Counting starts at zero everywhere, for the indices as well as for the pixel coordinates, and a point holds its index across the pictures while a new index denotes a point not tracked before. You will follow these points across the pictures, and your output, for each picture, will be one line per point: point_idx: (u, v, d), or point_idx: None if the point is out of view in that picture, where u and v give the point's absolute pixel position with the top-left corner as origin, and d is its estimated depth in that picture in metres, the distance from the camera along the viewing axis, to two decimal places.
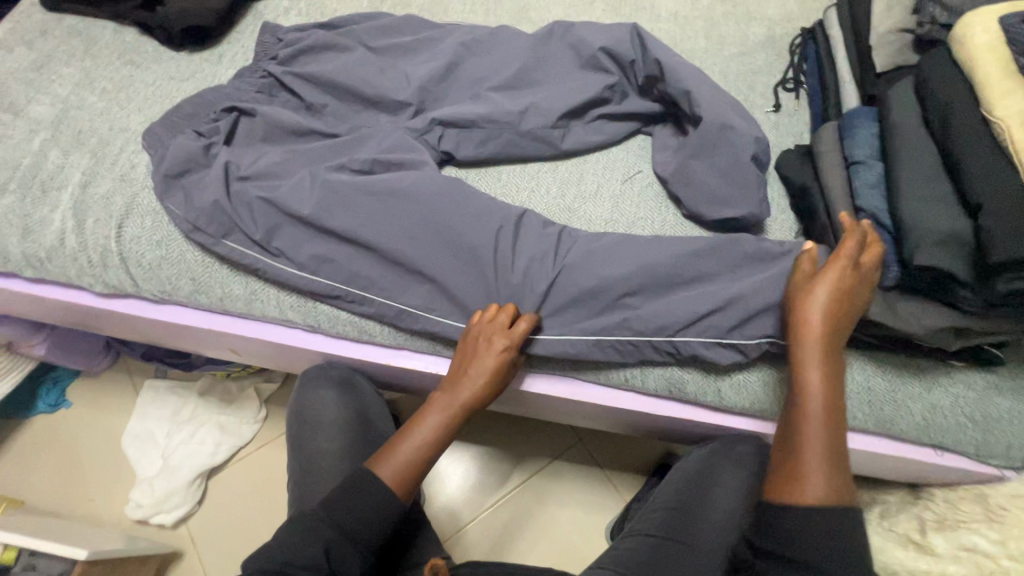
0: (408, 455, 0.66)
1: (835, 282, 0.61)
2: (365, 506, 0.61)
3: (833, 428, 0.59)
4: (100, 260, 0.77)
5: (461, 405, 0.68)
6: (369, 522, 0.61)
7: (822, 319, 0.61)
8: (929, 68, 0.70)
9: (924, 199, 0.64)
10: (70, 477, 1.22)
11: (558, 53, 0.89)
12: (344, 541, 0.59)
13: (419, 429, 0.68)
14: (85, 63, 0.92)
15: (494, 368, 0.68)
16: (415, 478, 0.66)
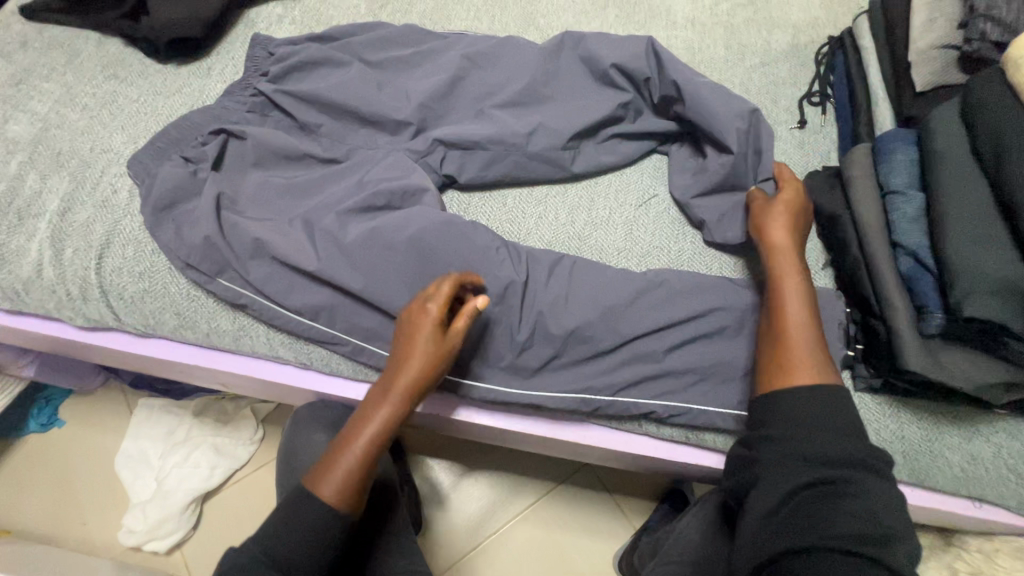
0: (345, 461, 0.60)
1: (788, 205, 0.68)
2: (308, 549, 0.57)
3: (813, 316, 0.61)
4: (79, 293, 0.73)
5: (396, 395, 0.62)
6: (312, 547, 0.57)
7: (787, 235, 0.65)
8: (979, 91, 0.64)
9: (974, 240, 0.58)
10: (62, 499, 1.18)
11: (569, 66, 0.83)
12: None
13: (358, 428, 0.62)
14: (66, 77, 0.87)
15: (423, 342, 0.62)
16: (354, 485, 0.60)
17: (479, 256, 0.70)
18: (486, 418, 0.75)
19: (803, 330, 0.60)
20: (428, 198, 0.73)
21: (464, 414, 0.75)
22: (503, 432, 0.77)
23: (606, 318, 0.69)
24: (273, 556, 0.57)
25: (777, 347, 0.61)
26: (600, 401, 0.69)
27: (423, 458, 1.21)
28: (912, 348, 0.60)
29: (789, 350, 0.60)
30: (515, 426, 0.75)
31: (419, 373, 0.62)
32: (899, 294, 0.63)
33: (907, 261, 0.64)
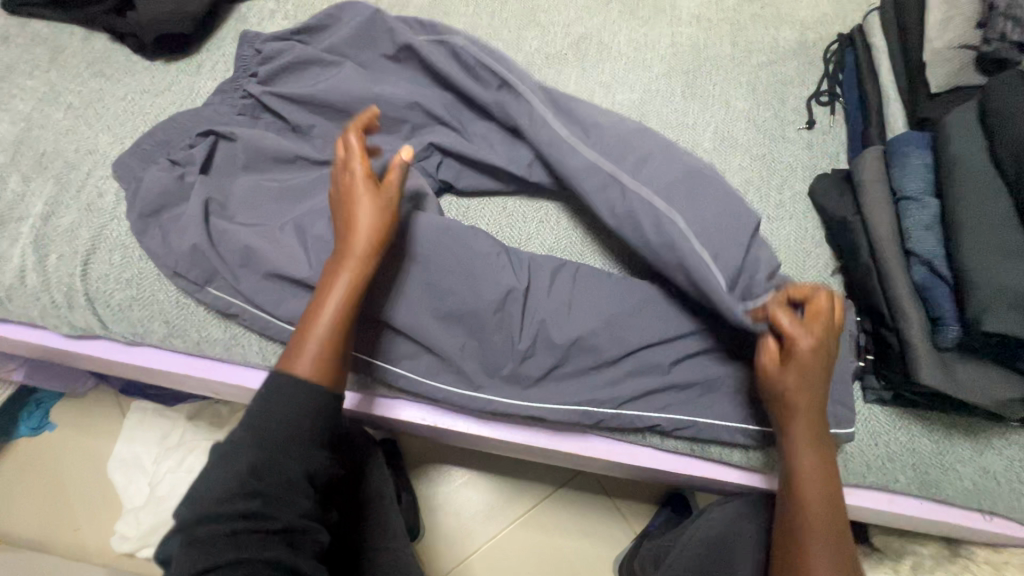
0: (312, 344, 0.57)
1: (806, 374, 0.57)
2: (294, 418, 0.54)
3: (832, 497, 0.58)
4: (64, 301, 0.70)
5: (348, 256, 0.59)
6: (301, 421, 0.54)
7: (804, 411, 0.58)
8: (1000, 95, 0.62)
9: (992, 251, 0.57)
10: (54, 504, 1.16)
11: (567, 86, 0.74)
12: (286, 473, 0.53)
13: (318, 307, 0.59)
14: (50, 75, 0.84)
15: (359, 194, 0.60)
16: (330, 361, 0.58)
17: (480, 262, 0.68)
18: (486, 429, 0.73)
19: (822, 521, 0.57)
20: (427, 203, 0.72)
21: (464, 425, 0.73)
22: (504, 443, 0.76)
23: (610, 328, 0.67)
24: (262, 441, 0.53)
25: (792, 531, 0.58)
26: (603, 415, 0.67)
27: (422, 462, 1.19)
28: (926, 361, 0.58)
29: (805, 539, 0.57)
30: (515, 437, 0.73)
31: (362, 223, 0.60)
32: (913, 304, 0.61)
33: (921, 271, 0.62)
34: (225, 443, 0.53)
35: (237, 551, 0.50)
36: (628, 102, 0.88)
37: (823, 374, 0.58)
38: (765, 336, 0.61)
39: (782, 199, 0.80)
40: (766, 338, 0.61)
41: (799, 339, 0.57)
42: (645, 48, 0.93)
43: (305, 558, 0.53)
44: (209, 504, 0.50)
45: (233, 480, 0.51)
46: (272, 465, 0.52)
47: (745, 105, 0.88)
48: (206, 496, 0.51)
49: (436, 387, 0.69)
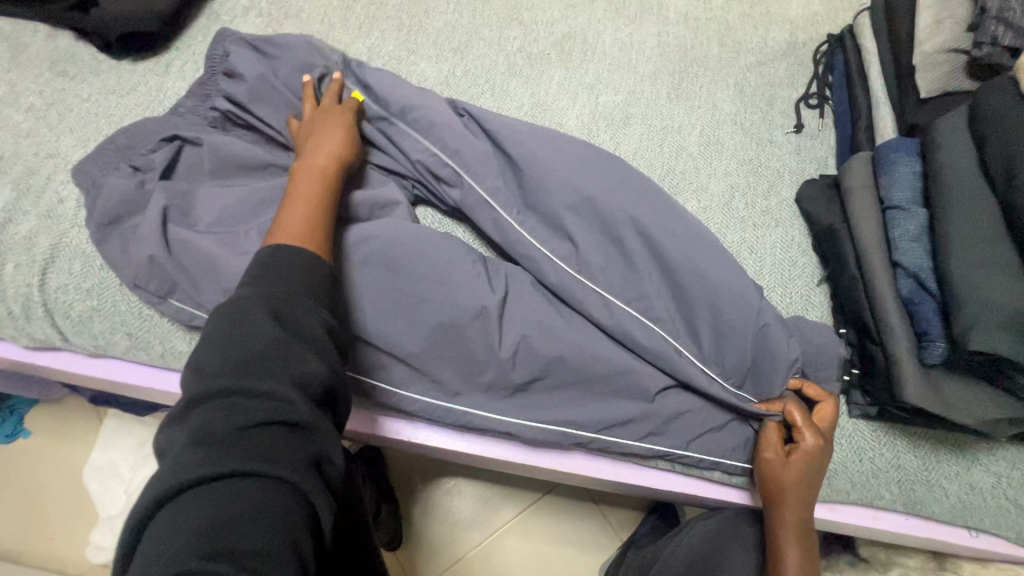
0: (303, 216, 0.55)
1: (801, 462, 0.60)
2: (301, 283, 0.49)
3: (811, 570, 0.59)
4: (22, 312, 0.68)
5: (339, 157, 0.63)
6: (316, 291, 0.49)
7: (795, 505, 0.60)
8: (991, 102, 0.60)
9: (980, 266, 0.55)
10: (29, 513, 1.14)
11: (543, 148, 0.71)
12: (301, 350, 0.44)
13: (300, 194, 0.58)
14: (12, 74, 0.81)
15: (345, 118, 0.68)
16: (325, 233, 0.56)
17: (453, 273, 0.65)
18: (460, 443, 0.71)
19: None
20: (399, 212, 0.70)
21: (438, 439, 0.71)
22: (480, 457, 0.74)
23: (588, 342, 0.65)
24: (280, 296, 0.47)
25: None
26: (581, 433, 0.65)
27: (405, 469, 1.17)
28: (911, 378, 0.57)
29: None
30: (490, 452, 0.71)
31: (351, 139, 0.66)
32: (898, 319, 0.59)
33: (908, 284, 0.60)
34: (227, 318, 0.45)
35: (241, 451, 0.38)
36: (612, 105, 0.86)
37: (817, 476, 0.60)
38: (767, 428, 0.64)
39: (768, 205, 0.78)
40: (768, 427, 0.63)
41: (801, 429, 0.61)
42: (630, 47, 0.90)
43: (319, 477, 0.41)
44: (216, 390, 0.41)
45: (254, 346, 0.43)
46: (297, 340, 0.45)
47: (733, 108, 0.85)
48: (208, 385, 0.42)
49: (409, 400, 0.67)
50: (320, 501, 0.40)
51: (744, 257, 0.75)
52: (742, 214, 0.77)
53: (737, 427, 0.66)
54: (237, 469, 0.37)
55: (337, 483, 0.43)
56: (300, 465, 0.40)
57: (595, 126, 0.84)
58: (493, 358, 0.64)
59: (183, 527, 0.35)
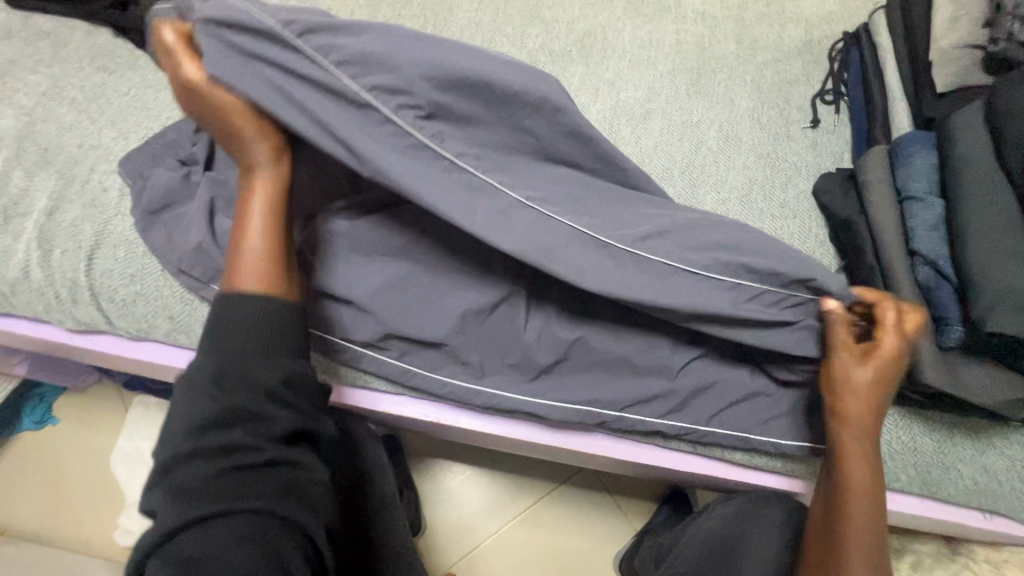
0: (256, 268, 0.55)
1: (877, 368, 0.57)
2: (251, 332, 0.51)
3: (877, 477, 0.59)
4: (70, 296, 0.71)
5: (260, 167, 0.55)
6: (269, 342, 0.52)
7: (863, 406, 0.58)
8: (1008, 96, 0.62)
9: (996, 252, 0.57)
10: (56, 499, 1.17)
11: (432, 75, 0.50)
12: (252, 396, 0.49)
13: (247, 234, 0.56)
14: (53, 69, 0.83)
15: (216, 98, 0.51)
16: (279, 273, 0.56)
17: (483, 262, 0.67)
18: (488, 425, 0.74)
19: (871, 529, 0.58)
20: None
21: (467, 421, 0.73)
22: (508, 439, 0.76)
23: (616, 328, 0.67)
24: (235, 356, 0.50)
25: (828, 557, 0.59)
26: (606, 415, 0.68)
27: (422, 456, 1.20)
28: (929, 361, 0.59)
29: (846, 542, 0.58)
30: (516, 433, 0.73)
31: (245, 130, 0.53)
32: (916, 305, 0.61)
33: (925, 271, 0.62)
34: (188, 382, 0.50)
35: (208, 502, 0.46)
36: (633, 101, 0.88)
37: (893, 372, 0.57)
38: (834, 326, 0.59)
39: (786, 198, 0.80)
40: (836, 323, 0.58)
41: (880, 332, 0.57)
42: (649, 45, 0.93)
43: (296, 501, 0.49)
44: (178, 450, 0.47)
45: (212, 406, 0.48)
46: (252, 397, 0.49)
47: (750, 104, 0.88)
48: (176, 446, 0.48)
49: (441, 381, 0.70)
50: (302, 518, 0.48)
51: None
52: (760, 206, 0.80)
53: (758, 408, 0.68)
54: (211, 513, 0.45)
55: (320, 497, 0.51)
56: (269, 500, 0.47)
57: (616, 120, 0.86)
58: (523, 342, 0.66)
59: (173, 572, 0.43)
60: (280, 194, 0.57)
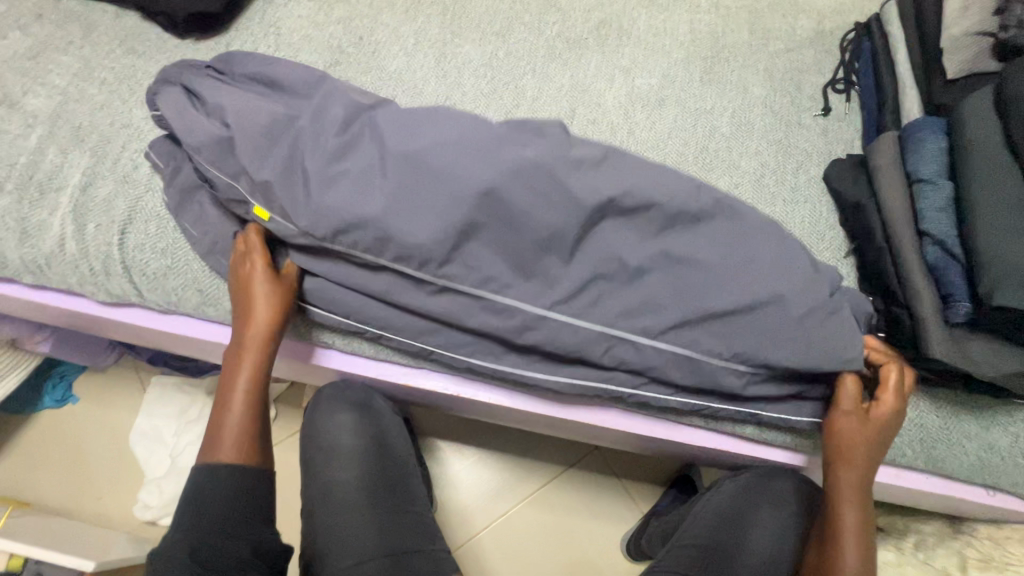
0: (232, 430, 0.65)
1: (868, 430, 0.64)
2: (233, 505, 0.63)
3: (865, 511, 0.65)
4: (102, 269, 0.73)
5: (257, 356, 0.66)
6: (234, 516, 0.63)
7: (862, 451, 0.64)
8: (1016, 81, 0.64)
9: (1003, 230, 0.59)
10: (75, 474, 1.20)
11: (446, 171, 0.61)
12: (231, 566, 0.61)
13: (232, 397, 0.65)
14: (84, 51, 0.86)
15: (258, 291, 0.65)
16: (252, 445, 0.65)
17: None
18: (506, 399, 0.75)
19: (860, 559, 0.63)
20: None
21: (485, 395, 0.75)
22: (524, 413, 0.78)
23: None
24: (211, 531, 0.61)
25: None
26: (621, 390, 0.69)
27: (433, 437, 1.23)
28: (935, 336, 0.61)
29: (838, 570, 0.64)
30: (534, 407, 0.75)
31: (259, 327, 0.65)
32: (925, 284, 0.63)
33: (934, 251, 0.64)
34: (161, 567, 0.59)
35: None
36: (648, 88, 0.90)
37: (890, 426, 0.64)
38: (846, 381, 0.65)
39: (797, 182, 0.82)
40: (847, 378, 0.65)
41: (883, 391, 0.64)
42: (663, 33, 0.95)
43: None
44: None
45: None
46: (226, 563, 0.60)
47: (763, 92, 0.89)
48: None
49: (461, 357, 0.70)
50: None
51: None
52: (772, 190, 0.81)
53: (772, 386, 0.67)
54: None
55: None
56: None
57: (632, 106, 0.88)
58: None
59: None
60: (261, 373, 0.66)
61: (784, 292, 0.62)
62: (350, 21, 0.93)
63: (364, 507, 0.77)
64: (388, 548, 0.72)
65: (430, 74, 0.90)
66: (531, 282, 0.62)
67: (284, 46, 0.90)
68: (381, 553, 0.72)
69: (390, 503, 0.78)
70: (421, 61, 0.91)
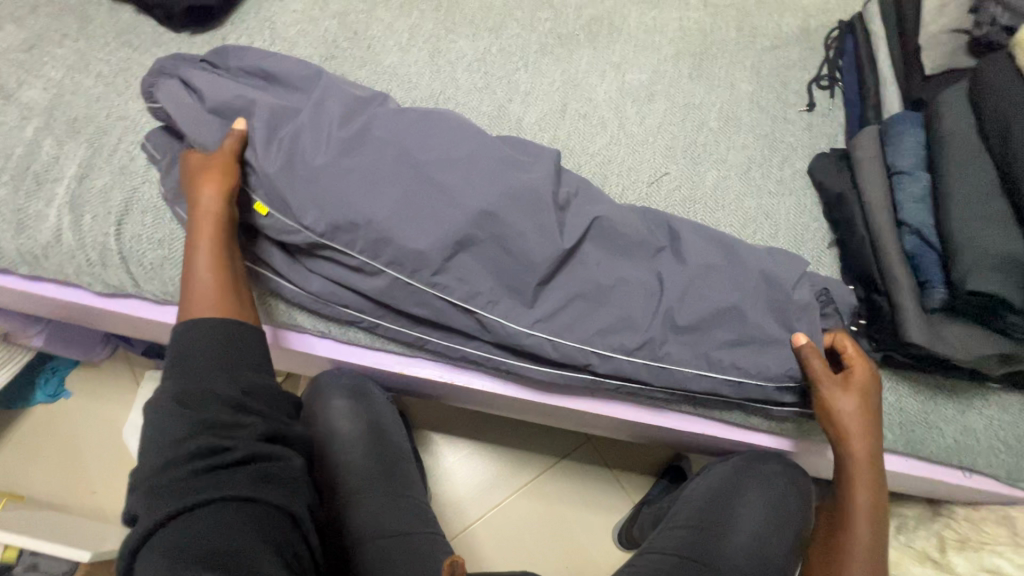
0: (211, 286, 0.60)
1: (857, 396, 0.63)
2: (218, 351, 0.56)
3: (877, 488, 0.65)
4: (99, 259, 0.74)
5: (216, 206, 0.63)
6: (229, 360, 0.56)
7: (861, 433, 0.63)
8: (989, 76, 0.66)
9: (977, 218, 0.61)
10: (68, 469, 1.19)
11: (460, 163, 0.66)
12: (222, 408, 0.52)
13: (197, 276, 0.61)
14: (79, 44, 0.86)
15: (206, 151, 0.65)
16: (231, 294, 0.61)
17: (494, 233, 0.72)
18: (500, 387, 0.76)
19: (870, 534, 0.65)
20: None
21: (479, 382, 0.76)
22: (518, 402, 0.80)
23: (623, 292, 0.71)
24: (199, 383, 0.54)
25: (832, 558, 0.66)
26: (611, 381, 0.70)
27: (427, 429, 1.24)
28: (913, 321, 0.63)
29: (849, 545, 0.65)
30: (526, 394, 0.76)
31: (210, 179, 0.63)
32: (903, 270, 0.66)
33: (912, 239, 0.66)
34: (154, 420, 0.53)
35: (200, 491, 0.48)
36: (638, 83, 0.92)
37: (868, 396, 0.64)
38: (817, 367, 0.63)
39: (783, 175, 0.84)
40: (813, 357, 0.63)
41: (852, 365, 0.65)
42: (654, 30, 0.97)
43: (277, 487, 0.50)
44: (155, 463, 0.50)
45: (179, 428, 0.51)
46: (217, 409, 0.52)
47: (749, 87, 0.92)
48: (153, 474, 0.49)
49: (455, 347, 0.71)
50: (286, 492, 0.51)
51: (760, 221, 0.81)
52: (758, 182, 0.84)
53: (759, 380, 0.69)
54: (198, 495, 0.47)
55: (299, 480, 0.53)
56: (256, 470, 0.50)
57: (622, 101, 0.90)
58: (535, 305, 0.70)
59: (160, 556, 0.45)
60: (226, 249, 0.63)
61: (755, 294, 0.67)
62: (345, 16, 0.94)
63: (362, 491, 0.78)
64: (390, 530, 0.74)
65: (424, 68, 0.92)
66: (523, 270, 0.64)
67: (279, 41, 0.91)
68: (381, 534, 0.74)
69: (388, 487, 0.80)
70: (416, 55, 0.93)
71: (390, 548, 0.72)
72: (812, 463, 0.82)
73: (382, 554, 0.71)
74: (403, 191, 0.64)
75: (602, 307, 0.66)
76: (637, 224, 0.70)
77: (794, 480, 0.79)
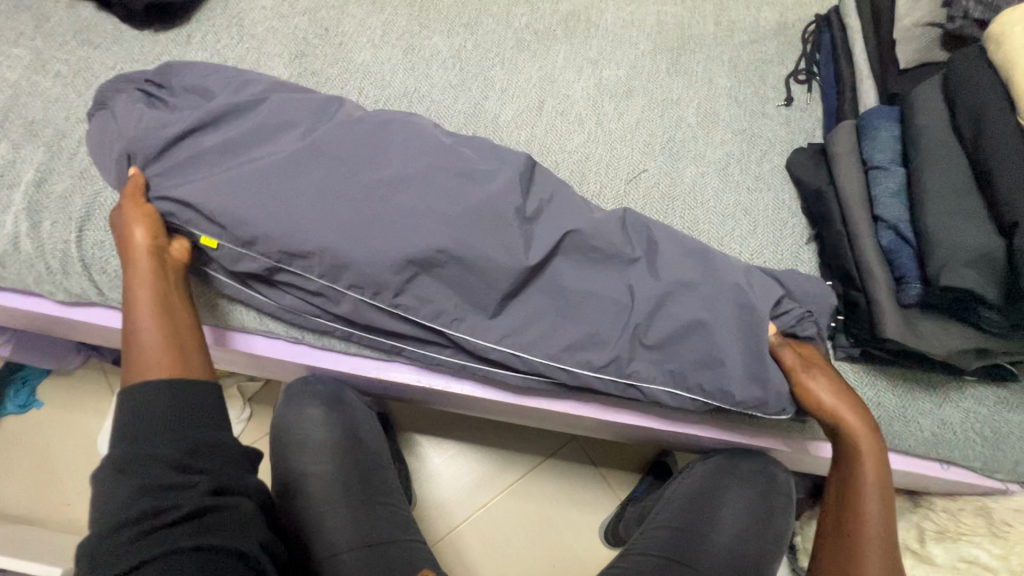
0: (155, 344, 0.58)
1: (828, 377, 0.66)
2: (165, 403, 0.55)
3: (879, 466, 0.65)
4: (59, 267, 0.71)
5: (146, 267, 0.62)
6: (172, 417, 0.54)
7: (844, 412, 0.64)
8: (961, 71, 0.67)
9: (952, 212, 0.61)
10: (40, 481, 1.16)
11: (431, 166, 0.65)
12: (163, 468, 0.51)
13: (139, 338, 0.59)
14: (36, 43, 0.83)
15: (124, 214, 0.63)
16: (176, 349, 0.59)
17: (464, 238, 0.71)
18: (479, 391, 0.75)
19: (883, 524, 0.64)
20: None
21: (457, 387, 0.75)
22: (499, 405, 0.79)
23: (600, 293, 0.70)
24: (141, 444, 0.52)
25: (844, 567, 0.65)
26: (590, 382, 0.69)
27: (410, 432, 1.23)
28: (890, 317, 0.63)
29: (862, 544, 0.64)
30: (506, 398, 0.75)
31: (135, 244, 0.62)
32: (879, 266, 0.66)
33: (888, 235, 0.66)
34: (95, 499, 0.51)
35: (146, 551, 0.46)
36: (615, 79, 0.91)
37: (835, 375, 0.67)
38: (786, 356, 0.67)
39: (761, 171, 0.84)
40: (784, 346, 0.67)
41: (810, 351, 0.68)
42: (631, 25, 0.96)
43: (227, 532, 0.49)
44: (97, 536, 0.48)
45: (121, 497, 0.49)
46: (155, 471, 0.51)
47: (727, 82, 0.91)
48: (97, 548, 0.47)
49: (432, 353, 0.69)
50: (238, 538, 0.49)
51: (739, 218, 0.80)
52: (736, 179, 0.83)
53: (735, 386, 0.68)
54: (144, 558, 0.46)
55: (252, 525, 0.51)
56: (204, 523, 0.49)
57: (599, 98, 0.89)
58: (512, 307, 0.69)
59: None
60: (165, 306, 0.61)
61: (727, 308, 0.65)
62: (315, 13, 0.92)
63: (338, 500, 0.77)
64: (367, 539, 0.73)
65: (398, 65, 0.90)
66: (498, 273, 0.63)
67: (247, 38, 0.88)
68: (359, 544, 0.72)
69: (365, 495, 0.79)
70: (389, 52, 0.91)
71: (367, 558, 0.71)
72: (794, 459, 0.82)
73: (359, 564, 0.70)
74: (372, 197, 0.63)
75: (579, 309, 0.65)
76: (613, 223, 0.69)
77: (773, 476, 0.79)
